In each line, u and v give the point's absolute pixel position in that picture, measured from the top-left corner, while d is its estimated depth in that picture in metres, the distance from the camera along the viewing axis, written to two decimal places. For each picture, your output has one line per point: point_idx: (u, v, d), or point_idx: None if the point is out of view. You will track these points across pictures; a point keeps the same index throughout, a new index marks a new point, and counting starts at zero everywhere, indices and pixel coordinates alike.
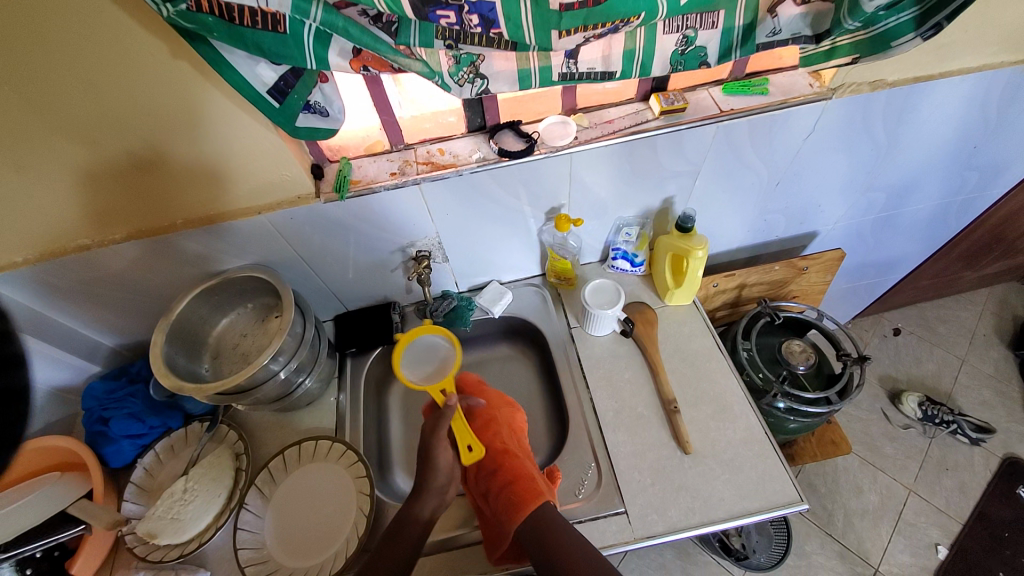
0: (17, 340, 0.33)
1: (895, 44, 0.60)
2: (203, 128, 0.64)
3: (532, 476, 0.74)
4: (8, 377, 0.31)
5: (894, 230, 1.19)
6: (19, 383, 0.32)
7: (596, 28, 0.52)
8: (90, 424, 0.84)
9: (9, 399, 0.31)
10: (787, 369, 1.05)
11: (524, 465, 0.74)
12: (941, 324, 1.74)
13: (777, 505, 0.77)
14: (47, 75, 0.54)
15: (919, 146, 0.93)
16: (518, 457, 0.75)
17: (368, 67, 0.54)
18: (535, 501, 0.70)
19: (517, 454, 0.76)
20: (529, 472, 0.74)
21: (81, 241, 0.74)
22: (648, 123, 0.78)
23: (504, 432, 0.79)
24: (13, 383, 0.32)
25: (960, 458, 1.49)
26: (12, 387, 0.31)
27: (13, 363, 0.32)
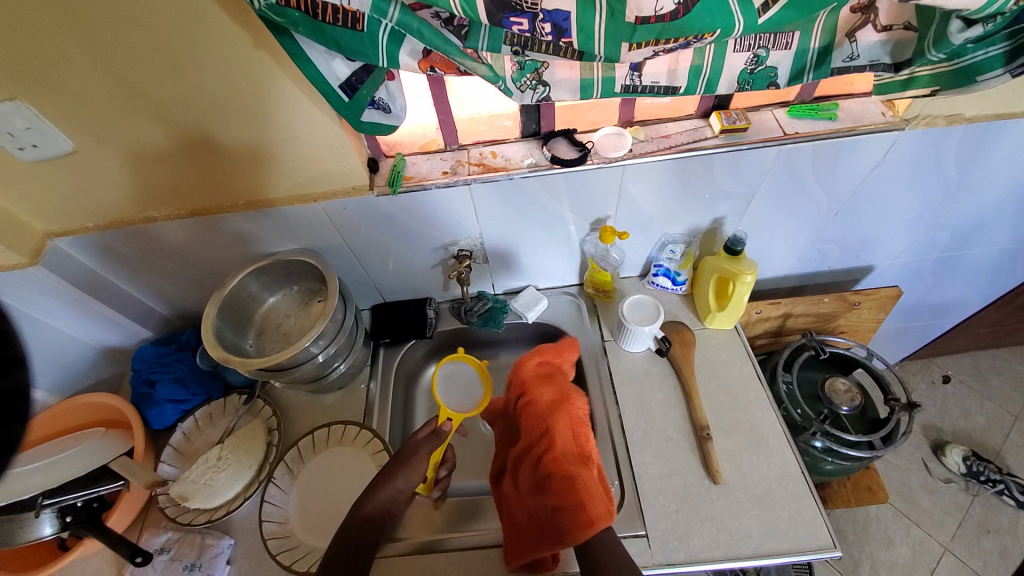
0: (16, 343, 0.33)
1: (982, 78, 0.56)
2: (273, 116, 0.67)
3: (587, 494, 0.67)
4: (8, 377, 0.32)
5: (956, 273, 1.12)
6: (16, 384, 0.32)
7: (668, 43, 0.51)
8: (137, 385, 0.89)
9: (6, 401, 0.32)
10: (829, 409, 1.01)
11: (576, 483, 0.68)
12: (996, 376, 1.62)
13: (805, 549, 0.73)
14: (139, 58, 0.58)
15: (996, 186, 0.87)
16: (574, 469, 0.69)
17: (435, 68, 0.56)
18: (587, 529, 0.65)
19: (574, 465, 0.69)
20: (586, 491, 0.67)
21: (149, 213, 0.79)
22: (706, 141, 0.76)
23: (562, 432, 0.73)
24: (11, 384, 0.32)
25: (1007, 522, 1.38)
26: (10, 388, 0.32)
27: (12, 364, 0.32)
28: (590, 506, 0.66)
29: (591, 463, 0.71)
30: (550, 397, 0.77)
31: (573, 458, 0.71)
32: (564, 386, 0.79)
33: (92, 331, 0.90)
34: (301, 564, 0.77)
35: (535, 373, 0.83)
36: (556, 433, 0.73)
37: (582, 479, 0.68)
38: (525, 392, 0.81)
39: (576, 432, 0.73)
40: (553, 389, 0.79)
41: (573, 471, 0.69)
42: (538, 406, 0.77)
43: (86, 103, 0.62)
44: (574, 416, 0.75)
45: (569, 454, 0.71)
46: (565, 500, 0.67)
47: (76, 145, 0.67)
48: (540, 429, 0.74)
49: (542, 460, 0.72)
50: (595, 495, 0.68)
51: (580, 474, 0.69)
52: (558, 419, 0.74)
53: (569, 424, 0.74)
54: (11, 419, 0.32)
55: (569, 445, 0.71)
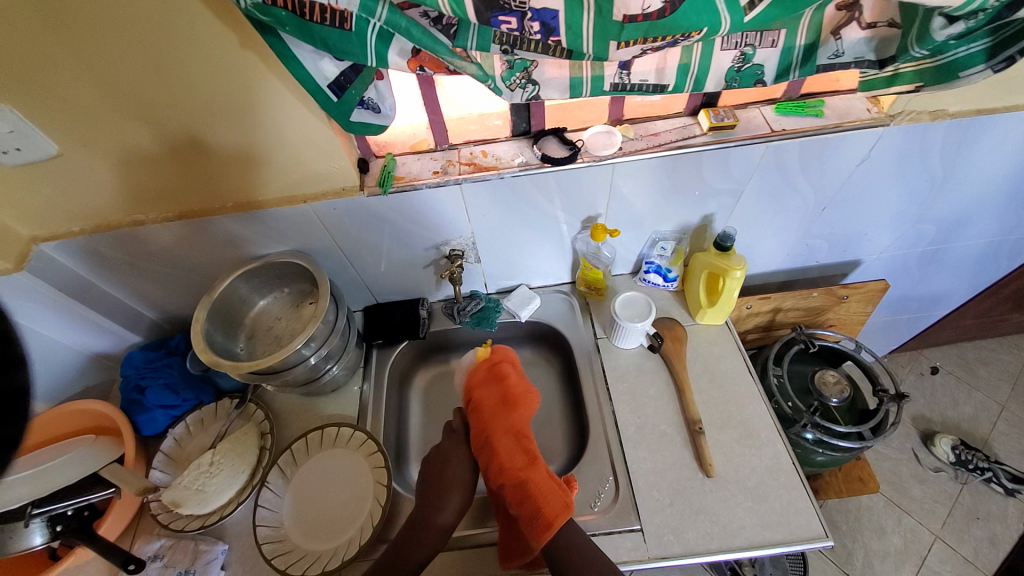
0: (16, 343, 0.33)
1: (963, 74, 0.58)
2: (261, 117, 0.67)
3: (540, 497, 0.67)
4: (8, 377, 0.32)
5: (941, 265, 1.14)
6: (17, 382, 0.33)
7: (656, 41, 0.52)
8: (127, 391, 0.88)
9: (7, 398, 0.32)
10: (820, 401, 1.02)
11: (530, 485, 0.68)
12: (981, 366, 1.66)
13: (799, 539, 0.74)
14: (122, 60, 0.57)
15: (978, 180, 0.89)
16: (526, 473, 0.69)
17: (425, 67, 0.56)
18: (546, 531, 0.65)
19: (522, 470, 0.70)
20: (538, 492, 0.68)
21: (135, 216, 0.78)
22: (695, 139, 0.77)
23: (506, 440, 0.73)
24: (12, 382, 0.32)
25: (994, 509, 1.41)
26: (11, 386, 0.32)
27: (13, 363, 0.32)
28: (545, 506, 0.66)
29: (541, 465, 0.71)
30: (491, 407, 0.77)
31: (521, 464, 0.71)
32: (513, 389, 0.79)
33: (79, 338, 0.89)
34: (296, 568, 0.76)
35: (485, 384, 0.81)
36: (501, 442, 0.73)
37: (532, 482, 0.68)
38: (473, 408, 0.79)
39: (519, 440, 0.74)
40: (496, 398, 0.79)
41: (524, 475, 0.69)
42: (484, 415, 0.77)
43: (70, 106, 0.61)
44: (518, 422, 0.76)
45: (516, 461, 0.71)
46: (519, 508, 0.67)
47: (60, 149, 0.66)
48: (484, 444, 0.74)
49: (490, 473, 0.71)
50: (548, 493, 0.67)
51: (531, 477, 0.69)
52: (500, 427, 0.75)
53: (512, 430, 0.75)
54: (10, 420, 0.32)
55: (514, 452, 0.72)
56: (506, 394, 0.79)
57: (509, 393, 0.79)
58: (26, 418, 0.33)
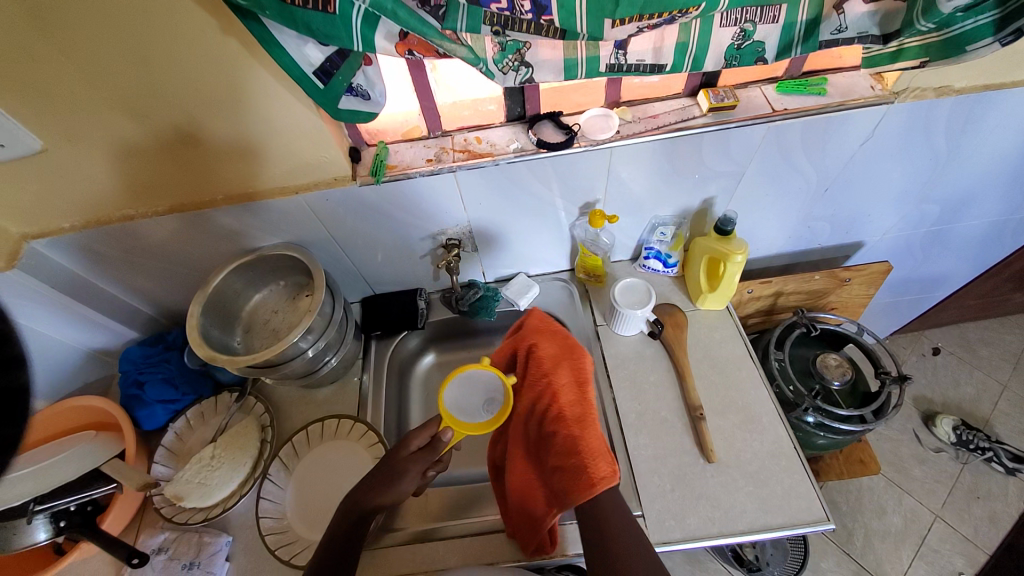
0: (16, 342, 0.33)
1: (971, 48, 0.55)
2: (247, 107, 0.65)
3: (588, 455, 0.66)
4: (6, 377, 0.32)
5: (945, 246, 1.13)
6: (17, 382, 0.32)
7: (652, 18, 0.50)
8: (126, 386, 0.88)
9: (7, 399, 0.32)
10: (820, 384, 1.02)
11: (583, 437, 0.67)
12: (983, 347, 1.65)
13: (800, 523, 0.74)
14: (102, 52, 0.56)
15: (983, 159, 0.87)
16: (583, 428, 0.68)
17: (414, 50, 0.54)
18: (587, 491, 0.63)
19: (575, 420, 0.69)
20: (587, 450, 0.66)
21: (125, 211, 0.77)
22: (694, 120, 0.75)
23: (565, 390, 0.73)
24: (12, 382, 0.32)
25: (994, 488, 1.42)
26: (11, 386, 0.32)
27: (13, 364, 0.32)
28: (591, 466, 0.65)
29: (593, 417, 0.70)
30: (546, 361, 0.76)
31: (574, 414, 0.70)
32: (551, 350, 0.77)
33: (77, 334, 0.88)
34: (300, 559, 0.77)
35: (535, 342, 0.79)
36: (559, 391, 0.73)
37: (585, 438, 0.67)
38: (524, 356, 0.78)
39: (580, 387, 0.74)
40: (556, 352, 0.78)
41: (575, 431, 0.68)
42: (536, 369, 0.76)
43: (53, 100, 0.60)
44: (571, 378, 0.75)
45: (572, 413, 0.70)
46: (565, 464, 0.66)
47: (44, 144, 0.65)
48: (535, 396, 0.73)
49: (546, 417, 0.71)
50: (597, 455, 0.66)
51: (584, 432, 0.68)
52: (560, 374, 0.74)
53: (569, 386, 0.73)
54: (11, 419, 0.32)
55: (573, 401, 0.71)
56: (566, 348, 0.79)
57: (555, 353, 0.77)
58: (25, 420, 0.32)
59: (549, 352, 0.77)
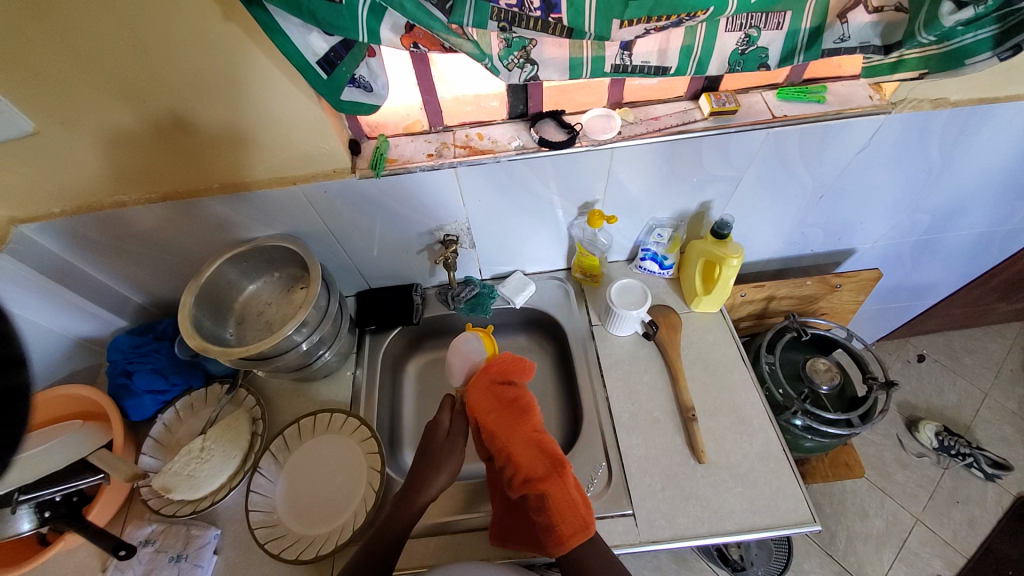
0: (16, 343, 0.33)
1: (971, 62, 0.56)
2: (246, 94, 0.64)
3: (558, 512, 0.66)
4: (8, 376, 0.32)
5: (933, 255, 1.15)
6: (17, 382, 0.32)
7: (660, 21, 0.50)
8: (114, 376, 0.86)
9: (7, 399, 0.32)
10: (809, 388, 1.04)
11: (551, 498, 0.67)
12: (966, 354, 1.69)
13: (788, 524, 0.75)
14: (99, 34, 0.54)
15: (974, 171, 0.89)
16: (547, 484, 0.68)
17: (419, 44, 0.53)
18: (558, 547, 0.65)
19: (540, 479, 0.68)
20: (558, 508, 0.67)
21: (117, 197, 0.75)
22: (695, 124, 0.75)
23: (526, 451, 0.71)
24: (13, 381, 0.32)
25: (973, 493, 1.45)
26: (12, 386, 0.32)
27: (18, 362, 0.33)
28: (562, 523, 0.66)
29: (562, 472, 0.69)
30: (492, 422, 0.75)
31: (538, 474, 0.69)
32: (506, 411, 0.75)
33: (65, 322, 0.87)
34: (289, 553, 0.76)
35: (490, 395, 0.77)
36: (520, 452, 0.71)
37: (552, 496, 0.67)
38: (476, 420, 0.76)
39: (539, 444, 0.72)
40: (504, 410, 0.75)
41: (542, 488, 0.67)
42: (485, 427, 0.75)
43: (45, 81, 0.58)
44: (529, 437, 0.72)
45: (538, 471, 0.69)
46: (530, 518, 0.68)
47: (37, 126, 0.63)
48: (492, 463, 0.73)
49: (510, 479, 0.70)
50: (567, 512, 0.66)
51: (551, 488, 0.67)
52: (516, 439, 0.72)
53: (525, 446, 0.71)
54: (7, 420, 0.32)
55: (536, 459, 0.70)
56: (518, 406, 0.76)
57: (507, 408, 0.76)
58: (26, 417, 0.33)
59: (500, 421, 0.74)
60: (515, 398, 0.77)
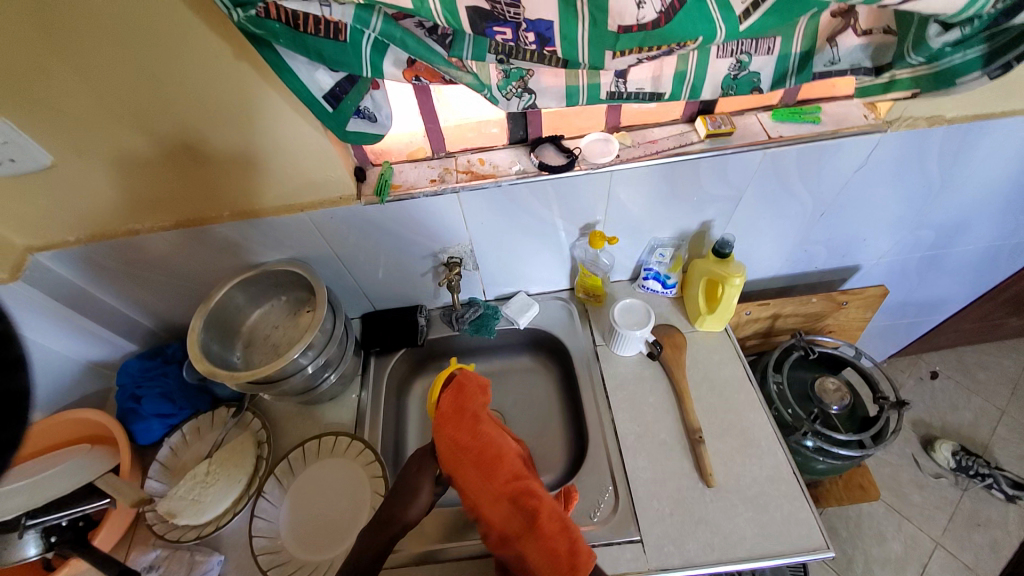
0: (16, 343, 0.32)
1: (962, 81, 0.58)
2: (256, 126, 0.66)
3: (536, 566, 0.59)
4: (9, 379, 0.31)
5: (940, 270, 1.14)
6: (18, 385, 0.32)
7: (651, 50, 0.52)
8: (123, 400, 0.88)
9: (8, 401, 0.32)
10: (819, 408, 1.02)
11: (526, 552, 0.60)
12: (981, 370, 1.65)
13: (800, 549, 0.73)
14: (119, 70, 0.57)
15: (975, 186, 0.89)
16: (520, 535, 0.61)
17: (421, 77, 0.56)
18: None
19: (513, 529, 0.62)
20: (535, 562, 0.59)
21: (130, 225, 0.78)
22: (692, 146, 0.77)
23: (496, 505, 0.63)
24: (12, 385, 0.32)
25: (996, 515, 1.40)
26: (10, 390, 0.32)
27: (13, 366, 0.32)
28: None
29: (537, 521, 0.61)
30: (470, 446, 0.66)
31: (511, 525, 0.62)
32: (469, 451, 0.66)
33: (77, 347, 0.88)
34: None
35: (454, 443, 0.67)
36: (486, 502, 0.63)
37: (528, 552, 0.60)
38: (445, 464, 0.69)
39: (506, 491, 0.63)
40: (470, 459, 0.66)
41: (514, 541, 0.61)
42: (457, 460, 0.66)
43: (66, 117, 0.61)
44: (514, 461, 0.66)
45: (512, 525, 0.62)
46: (524, 549, 0.60)
47: (55, 159, 0.66)
48: (465, 495, 0.65)
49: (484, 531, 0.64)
50: (544, 565, 0.59)
51: (523, 543, 0.60)
52: (480, 486, 0.64)
53: (510, 468, 0.65)
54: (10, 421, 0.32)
55: (505, 508, 0.62)
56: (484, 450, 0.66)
57: (486, 433, 0.67)
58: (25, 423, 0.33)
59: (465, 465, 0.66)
60: (479, 441, 0.66)
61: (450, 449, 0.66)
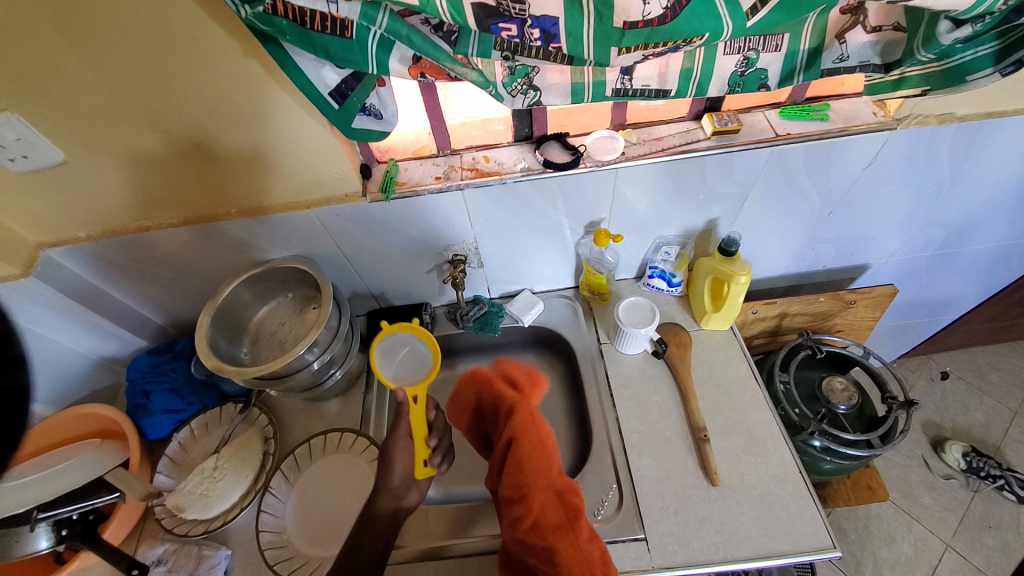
0: (17, 343, 0.30)
1: (972, 78, 0.57)
2: (264, 124, 0.67)
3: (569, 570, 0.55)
4: (9, 377, 0.29)
5: (951, 269, 1.13)
6: (19, 382, 0.30)
7: (657, 47, 0.52)
8: (132, 395, 0.89)
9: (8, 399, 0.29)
10: (827, 407, 1.01)
11: (561, 551, 0.56)
12: (992, 371, 1.63)
13: (806, 549, 0.73)
14: (129, 69, 0.58)
15: (987, 184, 0.88)
16: (557, 533, 0.57)
17: (425, 74, 0.57)
18: None
19: (554, 523, 0.58)
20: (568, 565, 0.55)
21: (140, 221, 0.79)
22: (698, 143, 0.76)
23: (544, 495, 0.60)
24: (12, 383, 0.29)
25: (1007, 518, 1.38)
26: (12, 386, 0.29)
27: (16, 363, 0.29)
28: None
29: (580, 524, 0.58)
30: (534, 431, 0.64)
31: (552, 519, 0.58)
32: (536, 437, 0.63)
33: (87, 343, 0.90)
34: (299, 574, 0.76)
35: (529, 426, 0.64)
36: (537, 489, 0.60)
37: (562, 551, 0.56)
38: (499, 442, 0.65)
39: (557, 487, 0.60)
40: (533, 443, 0.63)
41: (552, 537, 0.57)
42: (519, 434, 0.63)
43: (78, 115, 0.62)
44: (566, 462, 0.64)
45: (552, 520, 0.58)
46: (563, 542, 0.56)
47: (66, 156, 0.67)
48: (517, 470, 0.61)
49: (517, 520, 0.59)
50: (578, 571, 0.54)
51: (562, 542, 0.56)
52: (535, 471, 0.61)
53: (562, 467, 0.63)
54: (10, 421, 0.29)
55: (554, 502, 0.59)
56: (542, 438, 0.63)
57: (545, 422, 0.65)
58: None
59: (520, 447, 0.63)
60: (542, 430, 0.64)
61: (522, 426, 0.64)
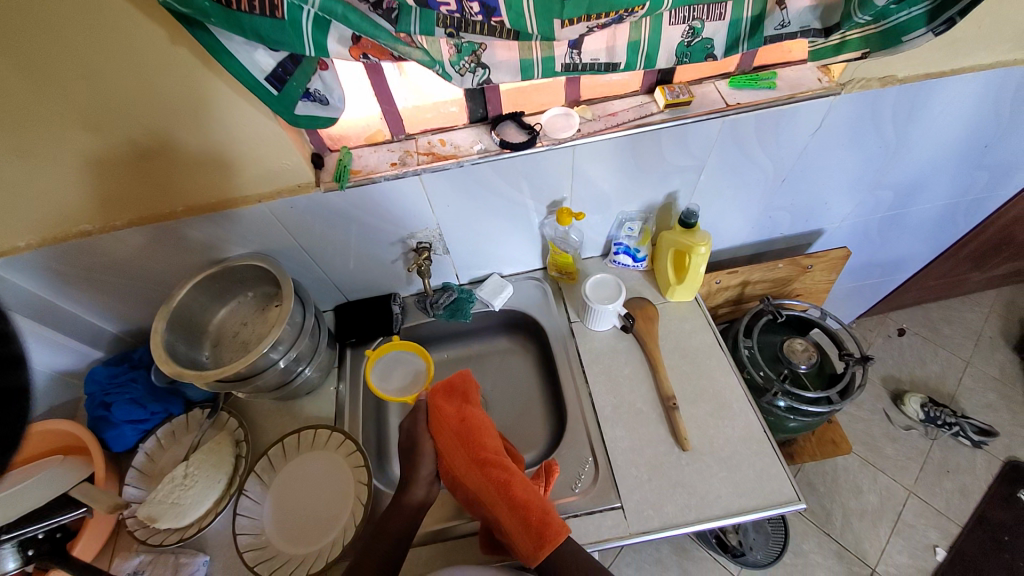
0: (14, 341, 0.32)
1: (906, 38, 0.58)
2: (205, 117, 0.64)
3: (512, 530, 0.66)
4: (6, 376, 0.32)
5: (902, 230, 1.18)
6: (19, 381, 0.32)
7: (600, 18, 0.51)
8: (91, 408, 0.85)
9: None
10: (789, 368, 1.05)
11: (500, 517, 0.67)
12: (945, 325, 1.72)
13: (775, 503, 0.76)
14: (50, 64, 0.54)
15: (928, 145, 0.91)
16: (493, 503, 0.68)
17: (368, 55, 0.53)
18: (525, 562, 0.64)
19: (490, 498, 0.68)
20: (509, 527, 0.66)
21: (81, 226, 0.74)
22: (653, 117, 0.77)
23: (474, 476, 0.71)
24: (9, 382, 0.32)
25: (961, 461, 1.48)
26: (10, 386, 0.32)
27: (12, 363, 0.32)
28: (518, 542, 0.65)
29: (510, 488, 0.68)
30: (454, 423, 0.76)
31: (486, 494, 0.69)
32: (457, 428, 0.75)
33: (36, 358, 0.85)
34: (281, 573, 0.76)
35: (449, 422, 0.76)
36: (468, 473, 0.71)
37: (501, 517, 0.67)
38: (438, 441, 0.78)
39: (484, 466, 0.71)
40: (454, 433, 0.75)
41: (491, 509, 0.68)
42: (441, 432, 0.76)
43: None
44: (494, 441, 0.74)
45: (486, 494, 0.69)
46: (499, 516, 0.67)
47: None
48: (447, 468, 0.73)
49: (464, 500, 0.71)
50: (516, 530, 0.65)
51: (498, 511, 0.67)
52: (462, 458, 0.72)
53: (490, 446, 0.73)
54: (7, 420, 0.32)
55: (484, 480, 0.70)
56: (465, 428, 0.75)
57: (468, 414, 0.77)
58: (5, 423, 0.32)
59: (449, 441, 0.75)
60: (460, 420, 0.76)
61: (437, 433, 0.76)
